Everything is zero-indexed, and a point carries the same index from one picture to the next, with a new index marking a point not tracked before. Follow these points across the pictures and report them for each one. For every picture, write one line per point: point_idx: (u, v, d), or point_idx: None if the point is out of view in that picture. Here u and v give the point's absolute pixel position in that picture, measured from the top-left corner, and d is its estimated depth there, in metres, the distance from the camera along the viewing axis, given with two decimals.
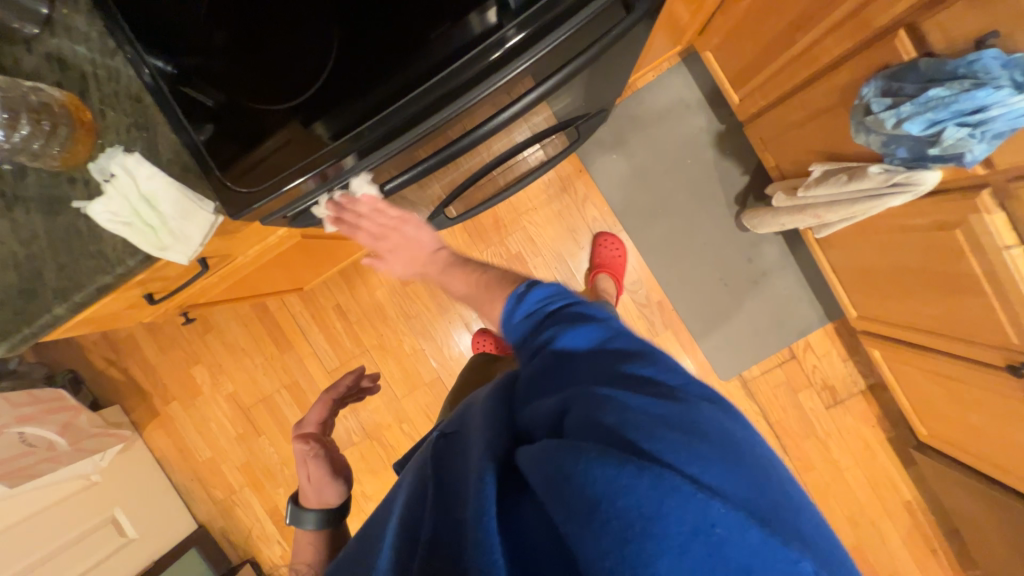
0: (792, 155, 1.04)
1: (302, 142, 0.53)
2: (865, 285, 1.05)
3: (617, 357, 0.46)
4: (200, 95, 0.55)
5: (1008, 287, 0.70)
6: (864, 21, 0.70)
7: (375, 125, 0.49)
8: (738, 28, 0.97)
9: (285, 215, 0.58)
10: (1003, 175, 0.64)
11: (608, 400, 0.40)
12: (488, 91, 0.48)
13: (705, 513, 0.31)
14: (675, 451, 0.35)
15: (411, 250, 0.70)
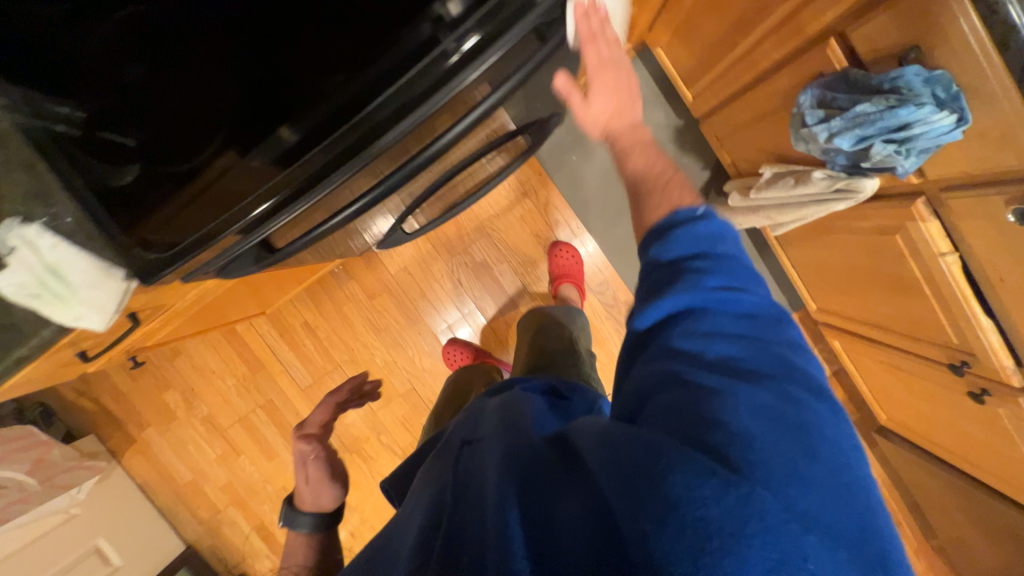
0: (745, 154, 1.03)
1: (241, 176, 0.47)
2: (821, 281, 1.05)
3: (756, 340, 0.43)
4: (117, 137, 0.51)
5: (945, 292, 0.71)
6: (797, 27, 0.68)
7: (318, 154, 0.44)
8: (683, 27, 0.94)
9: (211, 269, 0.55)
10: (934, 185, 0.64)
11: (721, 393, 0.39)
12: (441, 107, 0.42)
13: (793, 543, 0.32)
14: (780, 470, 0.35)
15: (620, 100, 0.54)
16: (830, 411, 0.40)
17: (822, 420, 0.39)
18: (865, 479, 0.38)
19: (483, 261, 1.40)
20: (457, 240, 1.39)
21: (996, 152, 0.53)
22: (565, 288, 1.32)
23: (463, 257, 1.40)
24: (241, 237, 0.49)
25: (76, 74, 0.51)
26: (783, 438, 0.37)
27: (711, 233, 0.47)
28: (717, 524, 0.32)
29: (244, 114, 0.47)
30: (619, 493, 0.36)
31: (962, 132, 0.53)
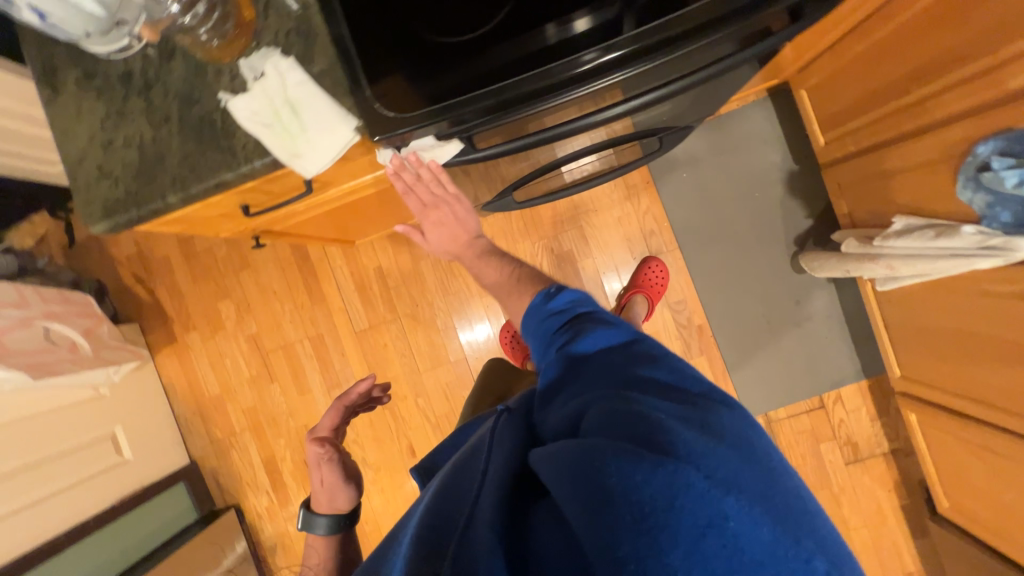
0: (871, 205, 1.05)
1: (397, 97, 0.54)
2: (922, 345, 1.04)
3: (640, 362, 0.51)
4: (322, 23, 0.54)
5: None
6: (994, 80, 0.71)
7: (462, 105, 0.52)
8: (843, 71, 0.99)
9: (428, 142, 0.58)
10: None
11: (636, 402, 0.44)
12: (565, 101, 0.52)
13: (717, 506, 0.34)
14: (688, 441, 0.39)
15: (453, 229, 0.77)
16: (717, 409, 0.45)
17: (714, 417, 0.43)
18: (764, 454, 0.41)
19: (569, 251, 1.41)
20: (549, 225, 1.41)
21: None
22: (637, 298, 1.28)
23: (551, 241, 1.41)
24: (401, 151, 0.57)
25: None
26: (688, 427, 0.40)
27: (581, 301, 0.61)
28: (653, 503, 0.34)
29: (413, 51, 0.54)
30: (568, 486, 0.38)
31: None
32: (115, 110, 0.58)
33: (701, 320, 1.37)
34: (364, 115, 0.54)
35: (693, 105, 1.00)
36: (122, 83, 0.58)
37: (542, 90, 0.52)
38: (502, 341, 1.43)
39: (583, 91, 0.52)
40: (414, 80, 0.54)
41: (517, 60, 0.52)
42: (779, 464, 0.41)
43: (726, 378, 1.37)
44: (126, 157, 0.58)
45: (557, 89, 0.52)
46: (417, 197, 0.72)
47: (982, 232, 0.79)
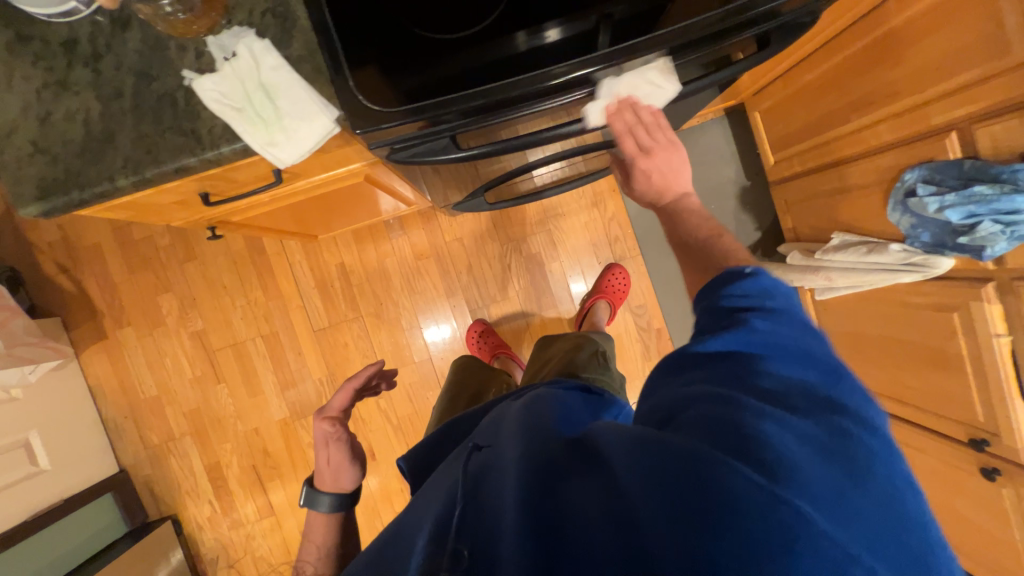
0: (814, 222, 1.15)
1: (363, 88, 0.52)
2: (852, 350, 1.15)
3: (771, 365, 0.43)
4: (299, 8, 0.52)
5: (988, 370, 0.81)
6: (919, 116, 0.81)
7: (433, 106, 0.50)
8: (793, 98, 1.07)
9: (395, 148, 0.55)
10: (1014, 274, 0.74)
11: (767, 417, 0.37)
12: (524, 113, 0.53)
13: (831, 551, 0.31)
14: (819, 476, 0.34)
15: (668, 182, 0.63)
16: (877, 445, 0.37)
17: (870, 456, 0.36)
18: (907, 517, 0.35)
19: (537, 253, 1.43)
20: (518, 227, 1.43)
21: None
22: (600, 304, 1.33)
23: (520, 243, 1.43)
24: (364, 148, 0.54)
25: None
26: (825, 464, 0.34)
27: (773, 287, 0.47)
28: (763, 533, 0.31)
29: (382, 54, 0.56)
30: (662, 492, 0.33)
31: None
32: (55, 79, 0.52)
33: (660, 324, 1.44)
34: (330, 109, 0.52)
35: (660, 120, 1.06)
36: (64, 50, 0.53)
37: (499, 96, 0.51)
38: (469, 347, 1.42)
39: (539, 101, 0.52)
40: (391, 79, 0.55)
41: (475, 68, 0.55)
42: (921, 520, 0.35)
43: None
44: (68, 133, 0.52)
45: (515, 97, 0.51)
46: (634, 139, 0.60)
47: (907, 251, 0.89)
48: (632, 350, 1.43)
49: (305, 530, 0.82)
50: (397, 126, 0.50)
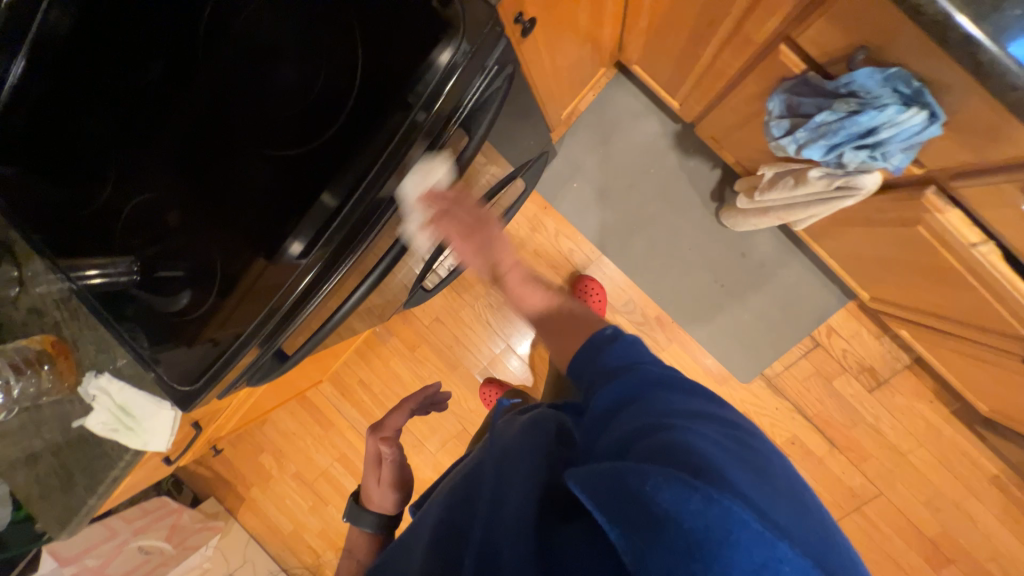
0: (745, 153, 0.97)
1: (277, 268, 0.59)
2: (864, 271, 0.94)
3: (680, 397, 0.48)
4: (168, 272, 0.65)
5: (992, 281, 0.62)
6: (747, 36, 0.67)
7: (335, 233, 0.56)
8: (649, 46, 0.94)
9: (245, 377, 0.66)
10: (954, 161, 0.57)
11: (680, 433, 0.41)
12: (417, 174, 0.56)
13: (770, 546, 0.31)
14: (736, 478, 0.38)
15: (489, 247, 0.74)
16: (757, 445, 0.43)
17: (762, 454, 0.42)
18: (805, 502, 0.40)
19: (506, 299, 1.46)
20: (479, 284, 1.46)
21: None
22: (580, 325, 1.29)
23: (487, 297, 1.46)
24: (307, 294, 0.58)
25: (156, 240, 0.65)
26: (739, 466, 0.39)
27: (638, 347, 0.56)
28: (706, 533, 0.31)
29: (263, 231, 0.60)
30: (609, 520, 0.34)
31: (939, 126, 0.54)
32: (28, 453, 0.73)
33: (656, 311, 1.31)
34: (233, 335, 0.61)
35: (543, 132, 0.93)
36: (22, 430, 0.72)
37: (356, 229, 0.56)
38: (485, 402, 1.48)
39: (400, 193, 0.56)
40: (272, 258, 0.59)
41: (348, 182, 0.56)
42: (811, 502, 0.41)
43: (705, 356, 1.29)
44: (50, 481, 0.73)
45: (378, 206, 0.56)
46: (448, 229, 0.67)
47: (830, 175, 0.70)
48: None
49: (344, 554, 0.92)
50: (221, 378, 0.62)
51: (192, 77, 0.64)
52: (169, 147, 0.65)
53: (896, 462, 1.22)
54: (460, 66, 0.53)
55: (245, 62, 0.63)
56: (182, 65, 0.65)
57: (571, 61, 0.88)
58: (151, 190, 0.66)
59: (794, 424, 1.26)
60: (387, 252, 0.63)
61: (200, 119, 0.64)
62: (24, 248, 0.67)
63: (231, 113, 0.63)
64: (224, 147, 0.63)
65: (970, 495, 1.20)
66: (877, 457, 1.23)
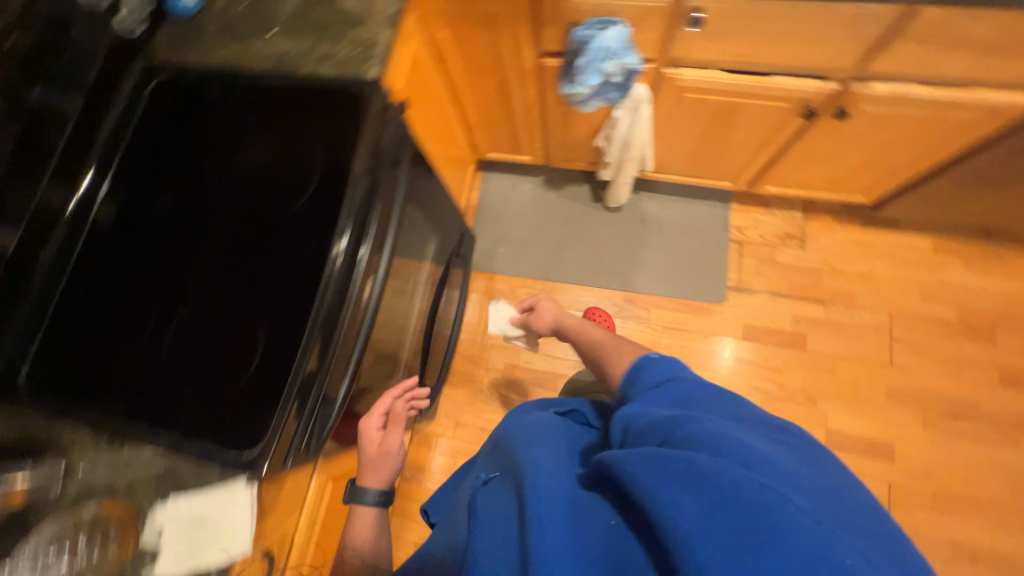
0: (585, 151, 1.36)
1: (277, 353, 0.69)
2: (707, 161, 1.28)
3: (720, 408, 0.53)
4: (194, 383, 0.71)
5: (738, 89, 0.96)
6: (522, 72, 1.08)
7: (310, 330, 0.69)
8: (485, 129, 1.37)
9: (296, 453, 0.70)
10: (660, 60, 0.95)
11: (719, 446, 0.42)
12: (357, 277, 0.73)
13: (802, 518, 0.36)
14: (769, 474, 0.40)
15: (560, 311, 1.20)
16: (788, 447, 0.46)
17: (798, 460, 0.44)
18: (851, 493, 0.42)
19: (507, 363, 1.53)
20: (475, 368, 1.54)
21: (649, 18, 0.85)
22: None
23: (489, 373, 1.53)
24: (299, 402, 0.68)
25: (192, 330, 0.74)
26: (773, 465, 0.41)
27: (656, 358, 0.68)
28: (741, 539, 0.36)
29: (265, 319, 0.72)
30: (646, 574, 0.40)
31: (624, 26, 0.86)
32: None
33: (620, 295, 1.51)
34: (259, 416, 0.67)
35: (450, 219, 1.27)
36: None
37: (305, 360, 0.68)
38: None
39: (336, 303, 0.71)
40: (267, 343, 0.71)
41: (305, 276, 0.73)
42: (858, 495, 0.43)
43: (679, 302, 1.48)
44: None
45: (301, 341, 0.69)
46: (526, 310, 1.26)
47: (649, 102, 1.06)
48: (631, 330, 1.47)
49: (362, 524, 0.88)
50: (270, 456, 0.65)
51: (172, 232, 0.81)
52: (162, 296, 0.77)
53: (869, 283, 1.41)
54: (361, 203, 0.75)
55: (210, 205, 0.82)
56: (157, 235, 0.82)
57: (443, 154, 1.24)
58: (192, 284, 0.77)
59: (783, 306, 1.43)
60: (351, 356, 0.76)
61: (224, 222, 0.81)
62: (69, 429, 0.71)
63: (210, 246, 0.79)
64: (247, 236, 0.79)
65: (934, 271, 1.40)
66: (855, 289, 1.41)
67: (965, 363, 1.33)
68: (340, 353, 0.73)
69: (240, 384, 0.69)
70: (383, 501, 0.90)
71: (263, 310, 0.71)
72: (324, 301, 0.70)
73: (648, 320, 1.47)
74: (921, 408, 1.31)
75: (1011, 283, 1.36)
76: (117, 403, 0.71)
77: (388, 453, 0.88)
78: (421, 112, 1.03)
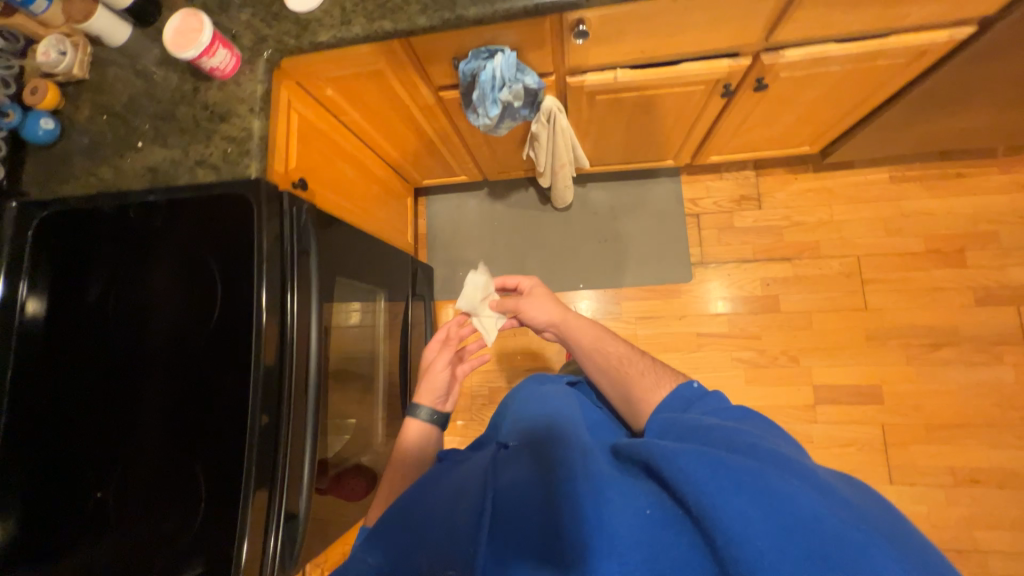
0: (516, 161, 1.30)
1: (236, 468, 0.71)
2: (642, 147, 1.22)
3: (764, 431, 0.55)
4: (177, 521, 0.73)
5: (648, 82, 0.90)
6: (425, 107, 1.01)
7: (251, 414, 0.68)
8: (410, 162, 1.30)
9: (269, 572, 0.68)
10: (559, 70, 0.89)
11: (764, 462, 0.45)
12: (290, 345, 0.72)
13: (825, 523, 0.39)
14: (802, 487, 0.42)
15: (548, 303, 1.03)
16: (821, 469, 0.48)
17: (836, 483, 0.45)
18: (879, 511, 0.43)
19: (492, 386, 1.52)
20: None
21: (533, 37, 0.78)
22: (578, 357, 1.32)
23: None
24: (258, 496, 0.67)
25: (169, 465, 0.76)
26: (804, 479, 0.43)
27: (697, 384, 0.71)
28: (773, 532, 0.38)
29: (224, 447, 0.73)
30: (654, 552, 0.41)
31: (510, 51, 0.80)
32: None
33: (588, 294, 1.48)
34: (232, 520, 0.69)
35: (397, 263, 1.23)
36: None
37: (254, 441, 0.67)
38: None
39: (275, 376, 0.70)
40: (228, 464, 0.72)
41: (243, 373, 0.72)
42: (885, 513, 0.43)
43: (647, 289, 1.45)
44: None
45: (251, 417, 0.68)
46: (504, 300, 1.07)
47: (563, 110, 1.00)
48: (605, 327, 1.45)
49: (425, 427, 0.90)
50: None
51: (117, 371, 0.80)
52: (128, 439, 0.78)
53: (832, 229, 1.38)
54: (283, 261, 0.74)
55: (143, 333, 0.80)
56: (101, 377, 0.80)
57: (370, 202, 1.19)
58: (159, 413, 0.78)
59: (750, 272, 1.40)
60: (308, 428, 0.74)
61: (162, 350, 0.79)
62: None
63: (160, 379, 0.79)
64: (190, 361, 0.78)
65: (894, 203, 1.36)
66: (820, 238, 1.38)
67: (938, 291, 1.32)
68: (293, 415, 0.71)
69: (214, 498, 0.72)
70: (434, 421, 0.91)
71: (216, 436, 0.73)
72: (262, 374, 0.69)
73: (620, 314, 1.45)
74: (903, 345, 1.31)
75: (972, 199, 1.34)
76: (110, 554, 0.74)
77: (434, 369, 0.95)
78: (326, 185, 0.97)
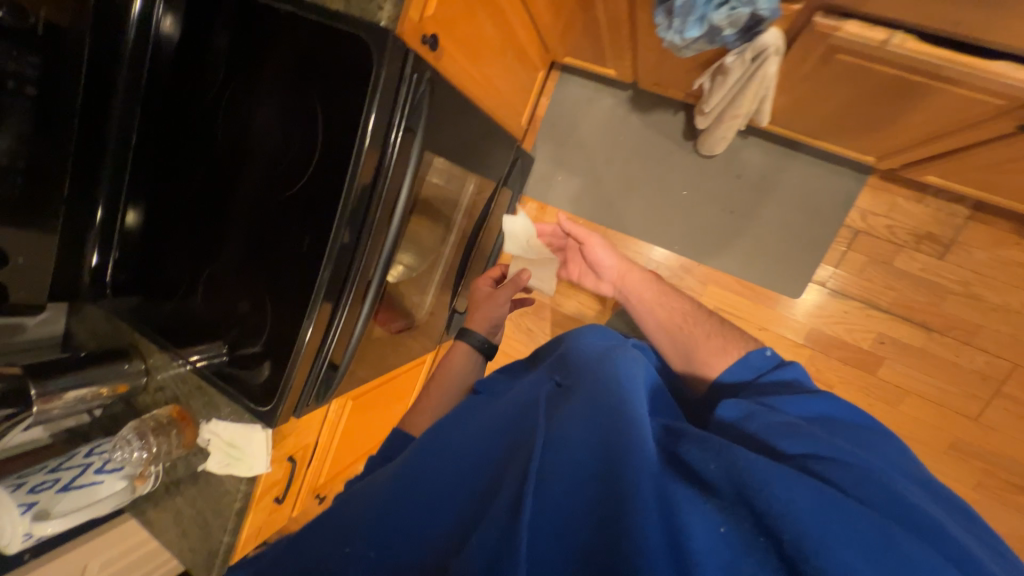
0: (683, 81, 1.03)
1: (291, 305, 0.72)
2: (850, 129, 0.92)
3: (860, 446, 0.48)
4: (223, 329, 0.79)
5: (927, 67, 0.62)
6: None
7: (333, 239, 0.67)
8: (563, 32, 1.07)
9: (307, 400, 0.80)
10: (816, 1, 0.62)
11: (874, 485, 0.39)
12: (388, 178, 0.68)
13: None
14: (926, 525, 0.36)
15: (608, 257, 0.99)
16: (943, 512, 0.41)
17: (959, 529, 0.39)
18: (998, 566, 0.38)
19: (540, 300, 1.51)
20: None
21: None
22: None
23: None
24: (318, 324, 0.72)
25: (221, 274, 0.77)
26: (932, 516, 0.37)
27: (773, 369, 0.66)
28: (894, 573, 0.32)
29: (279, 285, 0.73)
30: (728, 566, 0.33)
31: None
32: (176, 511, 0.90)
33: (679, 260, 1.32)
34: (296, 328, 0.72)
35: (499, 146, 1.10)
36: (167, 494, 0.91)
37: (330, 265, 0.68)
38: None
39: (367, 208, 0.68)
40: (281, 299, 0.73)
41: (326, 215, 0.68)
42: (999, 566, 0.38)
43: (745, 285, 1.27)
44: (196, 532, 0.89)
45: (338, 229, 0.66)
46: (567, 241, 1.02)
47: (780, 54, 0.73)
48: None
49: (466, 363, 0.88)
50: (286, 400, 0.75)
51: (191, 160, 0.77)
52: (188, 229, 0.79)
53: (1010, 321, 1.10)
54: (404, 97, 0.66)
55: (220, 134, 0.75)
56: (178, 162, 0.78)
57: (498, 71, 1.02)
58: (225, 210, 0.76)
59: (873, 321, 1.18)
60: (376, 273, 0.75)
61: (231, 160, 0.75)
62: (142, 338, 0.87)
63: (226, 188, 0.75)
64: (264, 187, 0.73)
65: None
66: (986, 324, 1.11)
67: None
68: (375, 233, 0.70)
69: (278, 304, 0.73)
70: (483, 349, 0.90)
71: (274, 269, 0.73)
72: (353, 196, 0.65)
73: (701, 296, 1.31)
74: (985, 469, 1.14)
75: None
76: (167, 328, 0.82)
77: (494, 300, 0.95)
78: (460, 41, 0.82)
